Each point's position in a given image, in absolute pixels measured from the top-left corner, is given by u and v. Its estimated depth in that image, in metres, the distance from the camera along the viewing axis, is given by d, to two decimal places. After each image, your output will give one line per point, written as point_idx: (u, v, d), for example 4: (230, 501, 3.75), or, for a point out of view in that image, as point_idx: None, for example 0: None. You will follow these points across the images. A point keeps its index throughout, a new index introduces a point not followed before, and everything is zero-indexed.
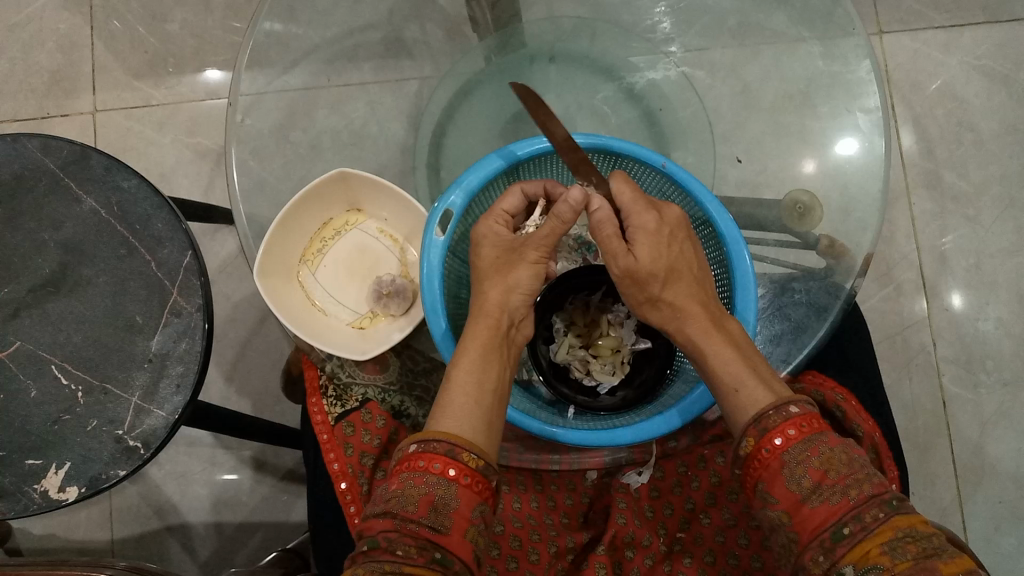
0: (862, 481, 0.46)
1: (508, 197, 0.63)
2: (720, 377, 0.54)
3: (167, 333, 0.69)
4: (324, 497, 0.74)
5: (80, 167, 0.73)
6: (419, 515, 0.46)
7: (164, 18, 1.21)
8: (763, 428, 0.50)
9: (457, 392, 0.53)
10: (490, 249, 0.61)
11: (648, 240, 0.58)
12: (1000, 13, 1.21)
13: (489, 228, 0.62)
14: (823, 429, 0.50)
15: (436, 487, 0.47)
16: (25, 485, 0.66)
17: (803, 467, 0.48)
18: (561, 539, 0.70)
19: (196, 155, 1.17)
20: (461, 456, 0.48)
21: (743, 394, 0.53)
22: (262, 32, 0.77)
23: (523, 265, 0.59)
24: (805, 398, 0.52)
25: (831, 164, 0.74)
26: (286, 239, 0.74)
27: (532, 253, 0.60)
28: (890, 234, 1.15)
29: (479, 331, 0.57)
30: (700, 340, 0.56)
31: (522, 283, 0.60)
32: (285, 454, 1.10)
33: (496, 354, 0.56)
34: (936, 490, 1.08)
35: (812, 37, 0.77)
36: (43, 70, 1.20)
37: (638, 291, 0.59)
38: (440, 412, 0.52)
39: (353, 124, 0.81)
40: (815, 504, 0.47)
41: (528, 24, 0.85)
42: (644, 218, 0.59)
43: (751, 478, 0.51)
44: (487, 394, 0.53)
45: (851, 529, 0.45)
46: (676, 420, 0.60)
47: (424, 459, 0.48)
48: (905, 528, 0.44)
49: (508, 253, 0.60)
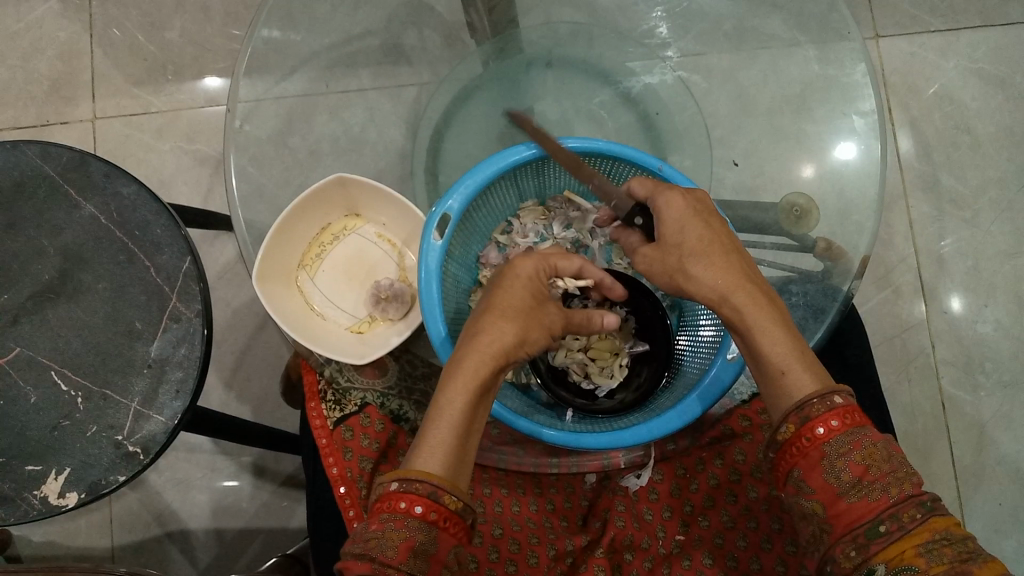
0: (901, 480, 0.47)
1: (567, 261, 0.60)
2: (765, 355, 0.52)
3: (166, 338, 0.69)
4: (323, 505, 0.73)
5: (79, 173, 0.73)
6: (398, 561, 0.45)
7: (163, 26, 1.22)
8: (805, 416, 0.49)
9: (447, 429, 0.48)
10: (522, 289, 0.56)
11: (678, 213, 0.57)
12: (994, 16, 1.21)
13: (532, 269, 0.57)
14: (864, 421, 0.49)
15: (417, 532, 0.46)
16: (25, 491, 0.66)
17: (844, 460, 0.48)
18: (560, 542, 0.70)
19: (196, 162, 1.18)
20: (442, 500, 0.47)
21: (790, 376, 0.51)
22: (261, 40, 0.79)
23: (541, 329, 0.55)
24: (848, 388, 0.51)
25: (828, 168, 0.74)
26: (284, 245, 0.74)
27: (554, 325, 0.57)
28: (888, 236, 1.15)
29: (482, 364, 0.51)
30: (750, 314, 0.53)
31: (533, 341, 0.55)
32: (285, 460, 1.10)
33: (487, 393, 0.52)
34: (937, 494, 1.07)
35: (807, 41, 0.78)
36: (43, 78, 1.21)
37: (663, 269, 0.58)
38: (428, 447, 0.48)
39: (352, 129, 0.81)
40: (853, 500, 0.47)
41: (525, 30, 0.85)
42: (671, 194, 0.57)
43: (786, 464, 0.51)
44: (472, 433, 0.50)
45: (887, 528, 0.45)
46: (697, 406, 0.60)
47: (405, 502, 0.46)
48: (943, 530, 0.44)
49: (538, 307, 0.56)
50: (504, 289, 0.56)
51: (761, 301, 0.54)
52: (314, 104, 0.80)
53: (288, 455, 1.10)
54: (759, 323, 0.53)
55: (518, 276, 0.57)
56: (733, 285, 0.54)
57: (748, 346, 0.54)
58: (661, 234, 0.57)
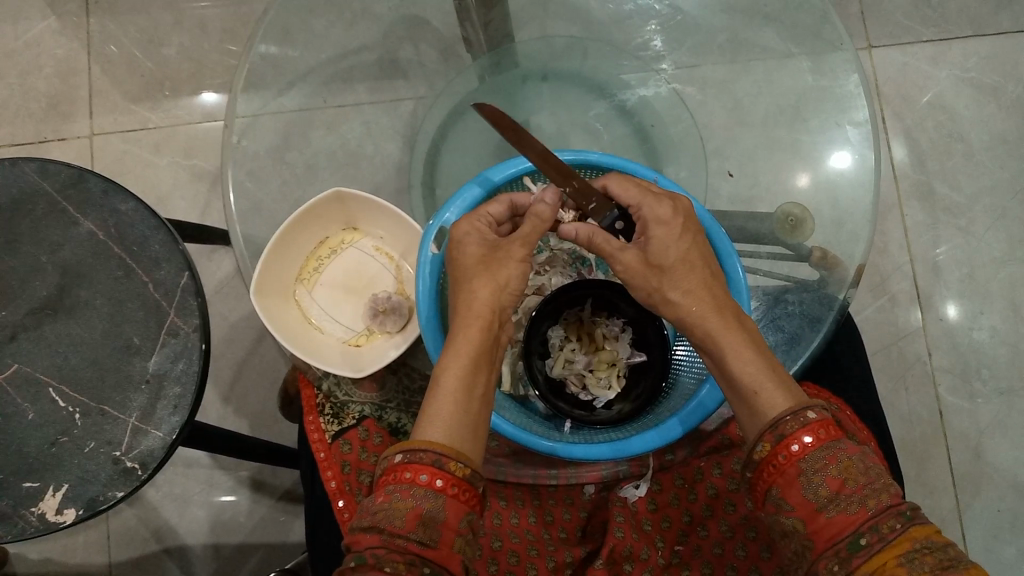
0: (880, 491, 0.47)
1: (493, 204, 0.61)
2: (737, 377, 0.53)
3: (164, 354, 0.69)
4: (320, 518, 0.72)
5: (78, 190, 0.73)
6: (407, 531, 0.45)
7: (160, 43, 1.23)
8: (780, 434, 0.49)
9: (445, 399, 0.51)
10: (473, 246, 0.58)
11: (662, 232, 0.57)
12: (985, 27, 1.22)
13: (470, 228, 0.59)
14: (840, 436, 0.49)
15: (424, 500, 0.46)
16: (22, 509, 0.66)
17: (820, 475, 0.48)
18: (558, 554, 0.70)
19: (194, 177, 1.19)
20: (448, 466, 0.47)
21: (763, 397, 0.51)
22: (257, 55, 0.78)
23: (512, 262, 0.57)
24: (820, 403, 0.51)
25: (823, 178, 0.74)
26: (281, 258, 0.74)
27: (520, 251, 0.58)
28: (883, 245, 1.16)
29: (473, 330, 0.55)
30: (717, 333, 0.54)
31: (511, 282, 0.57)
32: (283, 474, 1.10)
33: (487, 359, 0.54)
34: (937, 502, 1.07)
35: (801, 53, 0.79)
36: (41, 95, 1.22)
37: (642, 281, 0.58)
38: (431, 419, 0.50)
39: (348, 143, 0.84)
40: (832, 514, 0.47)
41: (521, 44, 0.86)
42: (659, 207, 0.58)
43: (762, 483, 0.50)
44: (475, 400, 0.52)
45: (867, 540, 0.45)
46: (676, 429, 0.61)
47: (410, 471, 0.47)
48: (923, 539, 0.44)
49: (494, 251, 0.58)
50: (461, 261, 0.58)
51: (733, 326, 0.55)
52: (312, 117, 0.81)
53: (286, 470, 1.10)
54: (726, 345, 0.54)
55: (462, 238, 0.59)
56: (708, 312, 0.55)
57: (721, 369, 0.54)
58: (648, 249, 0.57)
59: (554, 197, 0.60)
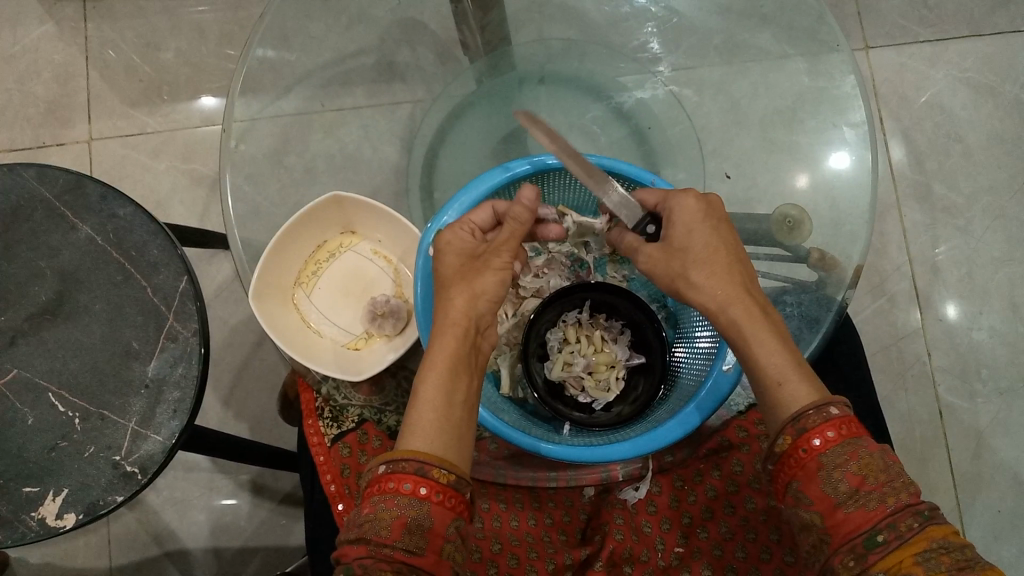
0: (899, 489, 0.47)
1: (478, 211, 0.62)
2: (763, 368, 0.53)
3: (163, 358, 0.69)
4: (319, 522, 0.72)
5: (76, 195, 0.74)
6: (392, 540, 0.45)
7: (158, 47, 1.23)
8: (802, 427, 0.49)
9: (427, 406, 0.51)
10: (453, 256, 0.60)
11: (688, 217, 0.58)
12: (982, 27, 1.22)
13: (454, 236, 0.60)
14: (861, 433, 0.49)
15: (409, 509, 0.46)
16: (22, 514, 0.66)
17: (841, 471, 0.48)
18: (558, 556, 0.70)
19: (192, 181, 1.19)
20: (431, 474, 0.47)
21: (786, 389, 0.51)
22: (255, 59, 0.79)
23: (489, 272, 0.59)
24: (844, 400, 0.51)
25: (821, 178, 0.75)
26: (281, 261, 0.74)
27: (497, 259, 0.60)
28: (881, 245, 1.16)
29: (450, 338, 0.55)
30: (743, 323, 0.54)
31: (488, 290, 0.59)
32: (283, 477, 1.10)
33: (466, 367, 0.55)
34: (937, 501, 1.07)
35: (797, 54, 0.79)
36: (39, 100, 1.22)
37: (666, 270, 0.59)
38: (413, 429, 0.50)
39: (347, 148, 0.83)
40: (851, 509, 0.47)
41: (517, 47, 0.85)
42: (684, 199, 0.58)
43: (783, 477, 0.51)
44: (456, 407, 0.52)
45: (885, 537, 0.45)
46: (676, 431, 0.60)
47: (393, 480, 0.47)
48: (940, 539, 0.44)
49: (471, 262, 0.59)
50: (442, 268, 0.59)
51: (755, 316, 0.54)
52: (310, 122, 0.81)
53: (286, 473, 1.10)
54: (755, 331, 0.53)
55: (444, 246, 0.60)
56: (732, 298, 0.55)
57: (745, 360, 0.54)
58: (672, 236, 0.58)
59: (531, 197, 0.61)
